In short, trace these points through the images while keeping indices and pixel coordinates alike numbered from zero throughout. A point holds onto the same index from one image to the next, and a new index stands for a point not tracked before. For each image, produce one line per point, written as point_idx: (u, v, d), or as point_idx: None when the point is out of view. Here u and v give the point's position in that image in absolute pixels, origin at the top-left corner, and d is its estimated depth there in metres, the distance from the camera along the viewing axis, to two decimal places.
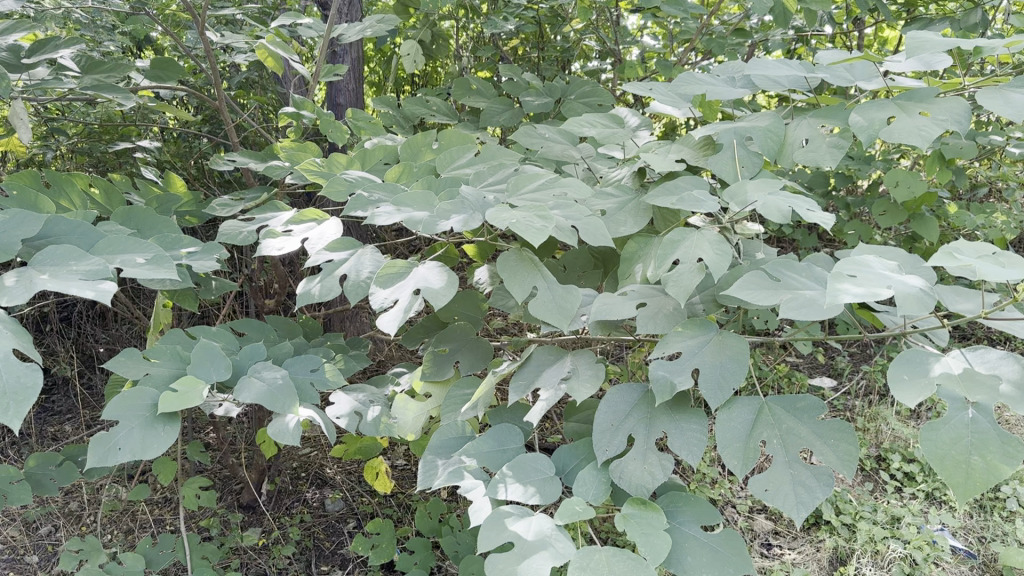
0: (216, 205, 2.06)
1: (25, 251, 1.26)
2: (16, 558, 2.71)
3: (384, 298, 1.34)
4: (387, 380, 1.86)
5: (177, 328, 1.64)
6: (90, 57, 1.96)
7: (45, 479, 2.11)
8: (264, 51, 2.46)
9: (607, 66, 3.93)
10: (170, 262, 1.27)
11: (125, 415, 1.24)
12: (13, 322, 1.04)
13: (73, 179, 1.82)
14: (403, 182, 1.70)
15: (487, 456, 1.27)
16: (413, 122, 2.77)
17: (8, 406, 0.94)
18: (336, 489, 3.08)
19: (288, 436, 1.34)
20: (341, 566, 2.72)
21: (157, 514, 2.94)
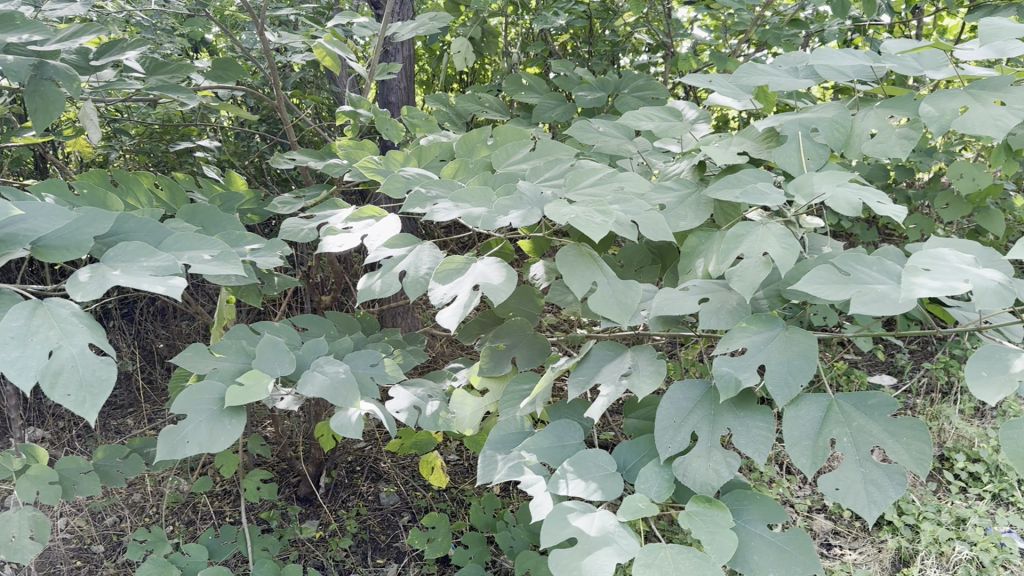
0: (276, 204, 2.09)
1: (97, 248, 1.29)
2: (83, 548, 2.80)
3: (443, 293, 1.34)
4: (445, 375, 1.87)
5: (241, 323, 1.67)
6: (154, 59, 2.01)
7: (112, 471, 2.17)
8: (321, 50, 2.50)
9: (658, 60, 3.89)
10: (236, 259, 1.30)
11: (194, 409, 1.27)
12: (89, 316, 1.07)
13: (139, 178, 1.87)
14: (459, 178, 1.71)
15: (547, 452, 1.26)
16: (465, 119, 2.77)
17: (85, 399, 0.97)
18: (390, 482, 3.10)
19: (351, 429, 1.35)
20: (396, 560, 2.74)
21: (217, 507, 3.00)
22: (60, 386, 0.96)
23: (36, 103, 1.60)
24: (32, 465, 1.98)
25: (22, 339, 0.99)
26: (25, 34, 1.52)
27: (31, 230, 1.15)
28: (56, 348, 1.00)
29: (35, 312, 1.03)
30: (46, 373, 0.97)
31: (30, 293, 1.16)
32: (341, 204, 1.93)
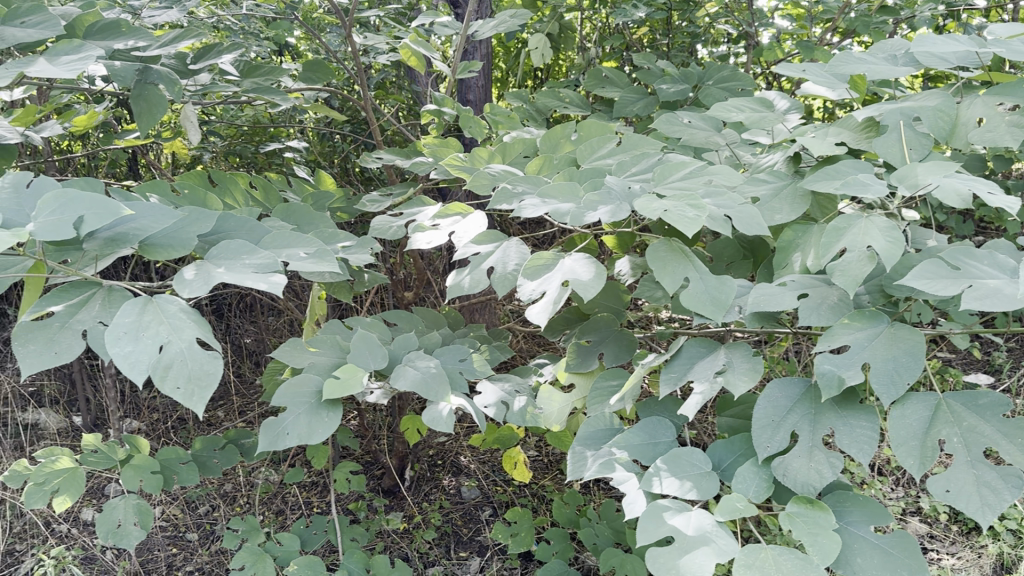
0: (366, 202, 2.14)
1: (201, 246, 1.34)
2: (179, 535, 2.91)
3: (532, 289, 1.34)
4: (531, 371, 1.87)
5: (335, 319, 1.71)
6: (247, 62, 2.08)
7: (210, 461, 2.25)
8: (406, 51, 2.53)
9: (740, 50, 3.81)
10: (331, 256, 1.33)
11: (292, 402, 1.32)
12: (195, 310, 1.11)
13: (236, 178, 1.94)
14: (544, 174, 1.70)
15: (638, 449, 1.24)
16: (546, 115, 2.78)
17: (194, 392, 1.00)
18: (471, 477, 3.14)
19: (442, 423, 1.37)
20: (478, 553, 2.77)
21: (305, 497, 3.08)
22: (170, 379, 1.00)
23: (142, 106, 1.68)
24: (135, 454, 2.07)
25: (133, 334, 1.03)
26: (131, 40, 1.59)
27: (140, 229, 1.19)
28: (166, 342, 1.04)
29: (146, 308, 1.07)
30: (157, 366, 1.01)
31: (140, 290, 1.21)
32: (428, 200, 1.95)
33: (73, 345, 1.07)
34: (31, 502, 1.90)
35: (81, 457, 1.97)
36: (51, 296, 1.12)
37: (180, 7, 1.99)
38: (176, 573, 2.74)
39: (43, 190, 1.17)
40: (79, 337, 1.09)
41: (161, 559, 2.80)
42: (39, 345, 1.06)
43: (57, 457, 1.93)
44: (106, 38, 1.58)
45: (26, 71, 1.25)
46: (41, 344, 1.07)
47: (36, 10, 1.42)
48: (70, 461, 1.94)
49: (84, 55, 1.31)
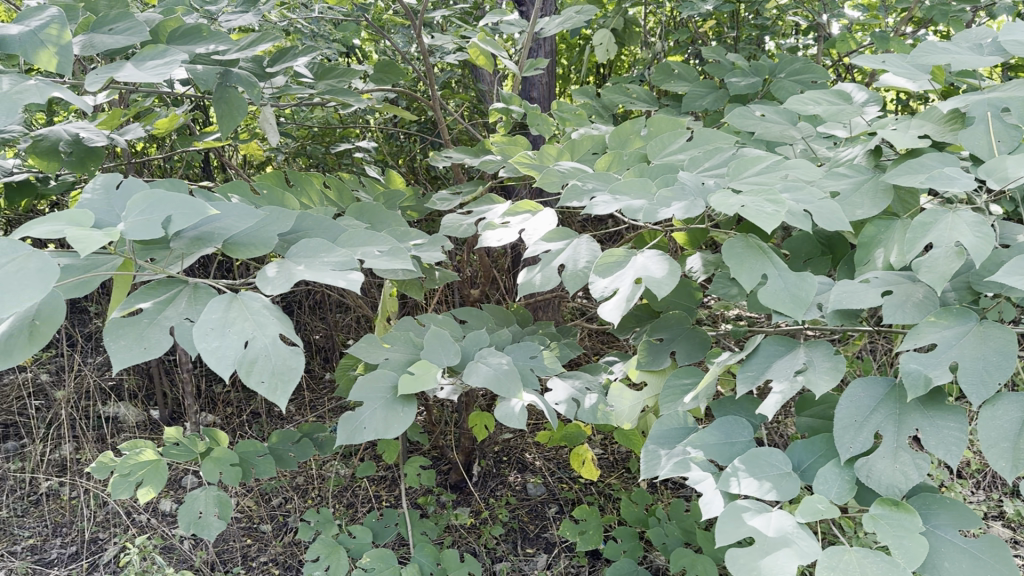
0: (435, 201, 2.17)
1: (282, 245, 1.39)
2: (253, 527, 2.98)
3: (605, 286, 1.29)
4: (600, 368, 1.86)
5: (407, 316, 1.74)
6: (321, 64, 2.14)
7: (285, 454, 2.31)
8: (474, 49, 2.54)
9: (810, 42, 3.73)
10: (405, 253, 1.36)
11: (370, 396, 1.37)
12: (278, 307, 1.14)
13: (311, 178, 2.00)
14: (613, 170, 1.69)
15: (714, 449, 1.22)
16: (613, 110, 2.76)
17: (277, 386, 1.03)
18: (537, 474, 3.15)
19: (515, 419, 1.38)
20: (546, 550, 2.77)
21: (375, 492, 3.13)
22: (255, 373, 1.04)
23: (222, 108, 1.73)
24: (214, 447, 2.13)
25: (221, 329, 1.06)
26: (211, 44, 1.63)
27: (224, 228, 1.23)
28: (251, 338, 1.07)
29: (232, 304, 1.10)
30: (243, 361, 1.04)
31: (223, 287, 1.24)
32: (497, 199, 1.96)
33: (161, 340, 1.10)
34: (117, 492, 1.97)
35: (163, 449, 2.03)
36: (140, 293, 1.16)
37: (254, 11, 2.04)
38: (251, 563, 2.81)
39: (132, 191, 1.21)
40: (167, 333, 1.13)
41: (236, 550, 2.87)
42: (129, 340, 1.10)
43: (140, 449, 2.00)
44: (188, 43, 1.62)
45: (116, 77, 1.29)
46: (131, 339, 1.10)
47: (123, 17, 1.47)
48: (153, 453, 2.00)
49: (169, 60, 1.35)
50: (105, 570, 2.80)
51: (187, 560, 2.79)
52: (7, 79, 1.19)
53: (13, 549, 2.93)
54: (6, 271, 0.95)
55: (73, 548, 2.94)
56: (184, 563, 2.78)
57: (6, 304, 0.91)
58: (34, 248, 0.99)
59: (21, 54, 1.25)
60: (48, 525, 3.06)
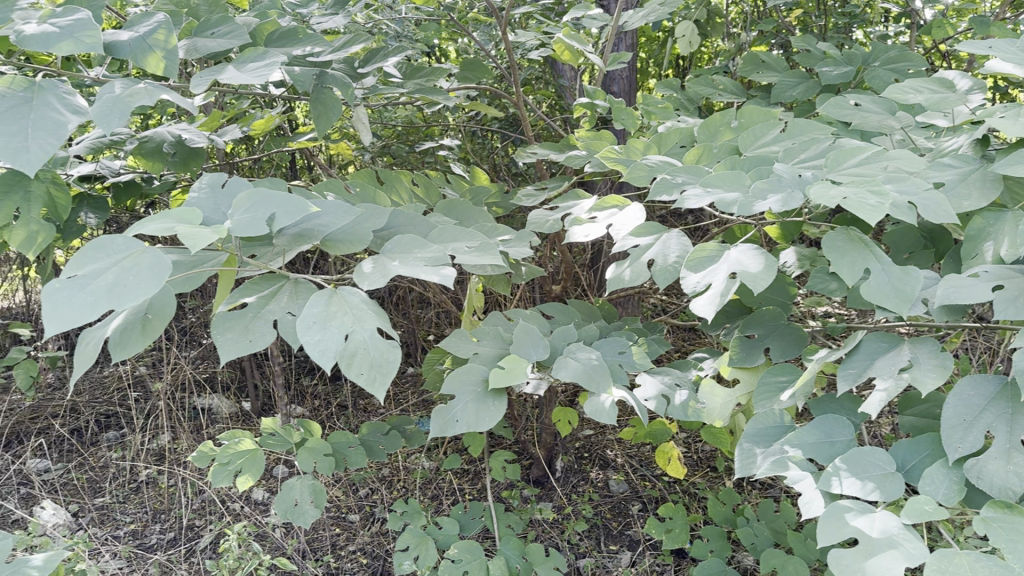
0: (521, 197, 2.19)
1: (377, 240, 1.43)
2: (341, 516, 3.06)
3: (697, 281, 1.25)
4: (690, 364, 1.83)
5: (496, 311, 1.76)
6: (410, 64, 2.20)
7: (376, 445, 2.38)
8: (559, 45, 2.54)
9: (904, 29, 3.60)
10: (494, 249, 1.37)
11: (460, 389, 1.40)
12: (375, 302, 1.16)
13: (401, 176, 2.05)
14: (703, 163, 1.66)
15: (813, 447, 1.20)
16: (698, 103, 2.72)
17: (376, 378, 1.06)
18: (618, 470, 3.13)
19: (605, 415, 1.37)
20: (629, 548, 2.75)
21: (459, 485, 3.17)
22: (355, 366, 1.07)
23: (319, 109, 1.79)
24: (309, 438, 2.19)
25: (322, 323, 1.10)
26: (307, 46, 1.67)
27: (325, 225, 1.27)
28: (351, 332, 1.10)
29: (332, 299, 1.14)
30: (343, 354, 1.08)
31: (322, 283, 1.28)
32: (584, 194, 1.95)
33: (266, 334, 1.15)
34: (218, 480, 2.05)
35: (260, 439, 2.10)
36: (244, 289, 1.22)
37: (344, 12, 2.09)
38: (340, 552, 2.89)
39: (236, 190, 1.25)
40: (271, 326, 1.17)
41: (326, 539, 2.94)
42: (236, 333, 1.15)
43: (239, 439, 2.07)
44: (286, 45, 1.67)
45: (220, 79, 1.34)
46: (238, 332, 1.15)
47: (224, 21, 1.52)
48: (251, 443, 2.08)
49: (269, 62, 1.39)
50: (203, 555, 2.91)
51: (279, 547, 2.88)
52: (119, 83, 1.24)
53: (117, 533, 3.07)
54: (121, 267, 0.99)
55: (172, 534, 3.06)
56: (277, 550, 2.87)
57: (122, 298, 0.95)
58: (146, 245, 1.03)
59: (131, 59, 1.31)
60: (148, 511, 3.19)
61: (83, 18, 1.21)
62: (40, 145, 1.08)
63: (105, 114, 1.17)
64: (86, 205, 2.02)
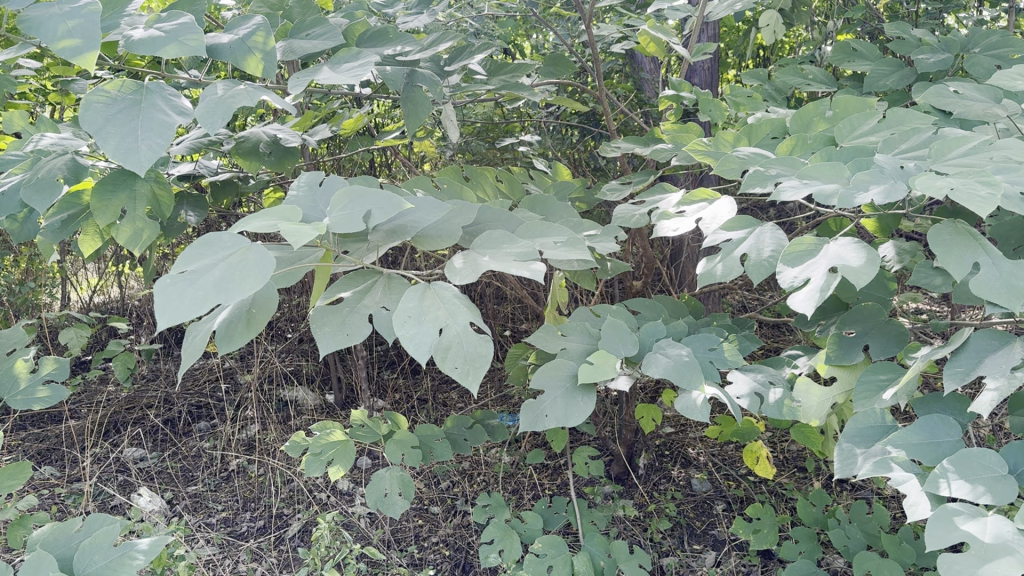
0: (606, 192, 2.18)
1: (466, 236, 1.44)
2: (424, 508, 3.10)
3: (794, 276, 1.22)
4: (783, 360, 1.80)
5: (583, 306, 1.75)
6: (494, 60, 2.21)
7: (460, 439, 2.42)
8: (644, 37, 2.51)
9: (1004, 13, 3.44)
10: (583, 244, 1.36)
11: (549, 385, 1.40)
12: (467, 297, 1.17)
13: (486, 172, 2.07)
14: (796, 155, 1.62)
15: (918, 449, 1.16)
16: (786, 93, 2.66)
17: (469, 372, 1.09)
18: (701, 469, 3.09)
19: (697, 412, 1.35)
20: (714, 547, 2.71)
21: (539, 480, 3.19)
22: (449, 360, 1.10)
23: (409, 108, 1.82)
24: (396, 430, 2.23)
25: (417, 316, 1.11)
26: (397, 46, 1.70)
27: (416, 221, 1.29)
28: (445, 326, 1.12)
29: (425, 293, 1.15)
30: (437, 349, 1.10)
31: (414, 278, 1.29)
32: (671, 187, 1.92)
33: (361, 328, 1.17)
34: (310, 469, 2.10)
35: (349, 431, 2.15)
36: (340, 284, 1.25)
37: (429, 11, 2.10)
38: (423, 543, 2.93)
39: (333, 188, 1.28)
40: (366, 321, 1.20)
41: (409, 530, 2.99)
42: (333, 327, 1.19)
43: (330, 431, 2.13)
44: (377, 44, 1.70)
45: (317, 80, 1.36)
46: (335, 326, 1.19)
47: (319, 23, 1.56)
48: (341, 434, 2.13)
49: (362, 62, 1.41)
50: (292, 543, 2.99)
51: (365, 536, 2.93)
52: (221, 85, 1.27)
53: (210, 520, 3.17)
54: (228, 263, 1.03)
55: (262, 522, 3.15)
56: (363, 539, 2.92)
57: (230, 294, 0.98)
58: (251, 241, 1.06)
59: (231, 62, 1.34)
60: (239, 499, 3.29)
61: (187, 23, 1.25)
62: (149, 145, 1.12)
63: (209, 115, 1.21)
64: (186, 203, 2.10)
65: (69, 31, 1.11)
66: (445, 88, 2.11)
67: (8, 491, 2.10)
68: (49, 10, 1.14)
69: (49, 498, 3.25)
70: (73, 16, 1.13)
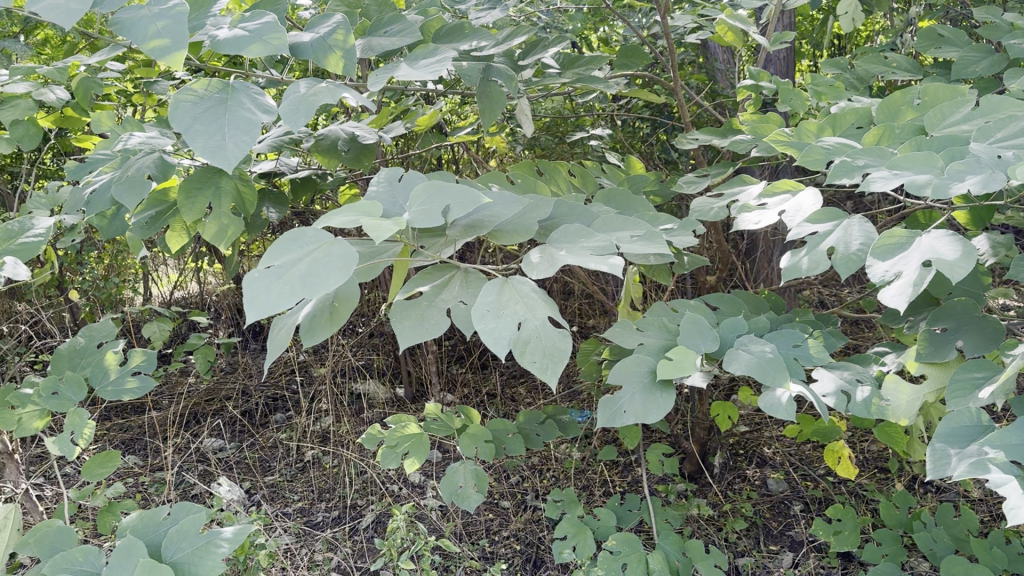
0: (682, 184, 2.15)
1: (543, 230, 1.44)
2: (494, 502, 3.11)
3: (885, 270, 1.18)
4: (871, 359, 1.76)
5: (661, 301, 1.73)
6: (567, 53, 2.20)
7: (533, 434, 2.42)
8: (721, 26, 2.46)
9: None
10: (661, 237, 1.34)
11: (627, 381, 1.38)
12: (545, 291, 1.17)
13: (559, 167, 2.06)
14: (883, 144, 1.56)
15: (1018, 449, 1.09)
16: (869, 82, 2.57)
17: (548, 366, 1.08)
18: (777, 469, 3.03)
19: (782, 410, 1.32)
20: (791, 548, 2.66)
21: (610, 477, 3.17)
22: (527, 354, 1.10)
23: (484, 103, 1.83)
24: (469, 424, 2.24)
25: (496, 311, 1.11)
26: (473, 40, 1.70)
27: (493, 215, 1.29)
28: (524, 320, 1.11)
29: (503, 287, 1.15)
30: (516, 342, 1.10)
31: (491, 272, 1.29)
32: (750, 179, 1.88)
33: (440, 321, 1.18)
34: (386, 461, 2.13)
35: (424, 424, 2.17)
36: (418, 278, 1.25)
37: (501, 6, 2.10)
38: (495, 537, 2.94)
39: (412, 183, 1.30)
40: (444, 314, 1.20)
41: (481, 524, 3.00)
42: (412, 321, 1.19)
43: (405, 423, 2.15)
44: (453, 39, 1.71)
45: (396, 76, 1.37)
46: (414, 320, 1.19)
47: (396, 20, 1.58)
48: (416, 427, 2.15)
49: (440, 57, 1.41)
50: (366, 534, 3.04)
51: (437, 529, 2.95)
52: (303, 83, 1.29)
53: (286, 509, 3.24)
54: (313, 257, 1.04)
55: (337, 512, 3.20)
56: (435, 531, 2.95)
57: (314, 287, 0.99)
58: (334, 236, 1.07)
59: (313, 60, 1.36)
60: (314, 490, 3.35)
61: (270, 22, 1.27)
62: (236, 143, 1.15)
63: (293, 112, 1.22)
64: (268, 200, 2.15)
65: (158, 31, 1.14)
66: (519, 83, 2.11)
67: (99, 479, 2.18)
68: (139, 11, 1.17)
69: (134, 486, 3.37)
70: (161, 17, 1.16)
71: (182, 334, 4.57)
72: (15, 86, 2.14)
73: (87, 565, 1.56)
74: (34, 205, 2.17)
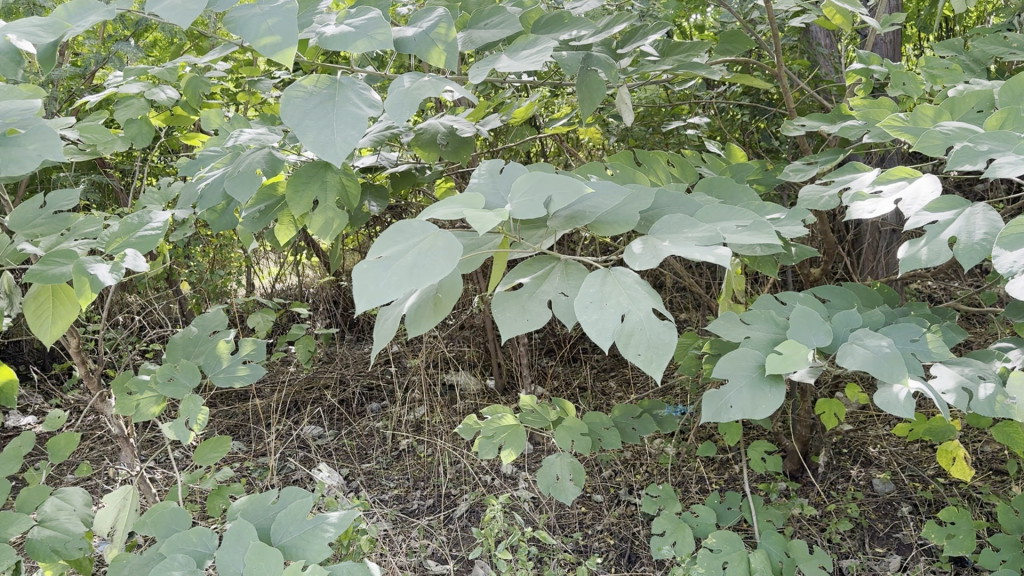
0: (787, 173, 2.09)
1: (644, 221, 1.41)
2: (588, 495, 3.10)
3: (1013, 260, 1.11)
4: (994, 355, 1.69)
5: (768, 293, 1.69)
6: (666, 40, 2.16)
7: (628, 428, 2.40)
8: (828, 8, 2.38)
9: None
10: (768, 227, 1.30)
11: (734, 375, 1.35)
12: (648, 282, 1.14)
13: (658, 157, 2.03)
14: (1008, 128, 1.47)
15: None
16: (987, 64, 2.45)
17: (652, 359, 1.05)
18: (883, 469, 2.93)
19: (899, 407, 1.26)
20: (899, 551, 2.56)
21: (707, 473, 3.12)
22: (632, 346, 1.07)
23: (583, 92, 1.82)
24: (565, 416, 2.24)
25: (599, 301, 1.10)
26: (573, 30, 1.69)
27: (595, 206, 1.28)
28: (628, 312, 1.09)
29: (606, 278, 1.14)
30: (620, 333, 1.08)
31: (592, 264, 1.28)
32: (863, 166, 1.80)
33: (541, 314, 1.17)
34: (484, 452, 2.14)
35: (520, 416, 2.18)
36: (519, 270, 1.25)
37: None
38: (588, 530, 2.93)
39: (514, 175, 1.29)
40: (546, 306, 1.19)
41: (574, 516, 3.00)
42: (514, 313, 1.19)
43: (502, 415, 2.16)
44: (553, 29, 1.70)
45: (498, 67, 1.37)
46: (515, 311, 1.19)
47: (496, 12, 1.58)
48: (512, 419, 2.16)
49: (541, 48, 1.41)
50: (461, 523, 3.07)
51: (531, 520, 2.96)
52: (406, 77, 1.30)
53: (383, 496, 3.30)
54: (420, 249, 1.05)
55: (432, 501, 3.25)
56: (529, 523, 2.95)
57: (421, 278, 1.00)
58: (439, 227, 1.08)
59: (416, 54, 1.38)
60: (410, 478, 3.41)
61: (375, 17, 1.28)
62: (344, 137, 1.17)
63: (397, 106, 1.24)
64: (370, 194, 2.19)
65: (270, 29, 1.16)
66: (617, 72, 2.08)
67: (210, 462, 2.27)
68: (251, 10, 1.19)
69: (239, 471, 3.50)
70: (273, 14, 1.18)
71: (284, 325, 4.72)
72: (130, 86, 2.24)
73: (201, 546, 1.61)
74: (148, 200, 2.27)
